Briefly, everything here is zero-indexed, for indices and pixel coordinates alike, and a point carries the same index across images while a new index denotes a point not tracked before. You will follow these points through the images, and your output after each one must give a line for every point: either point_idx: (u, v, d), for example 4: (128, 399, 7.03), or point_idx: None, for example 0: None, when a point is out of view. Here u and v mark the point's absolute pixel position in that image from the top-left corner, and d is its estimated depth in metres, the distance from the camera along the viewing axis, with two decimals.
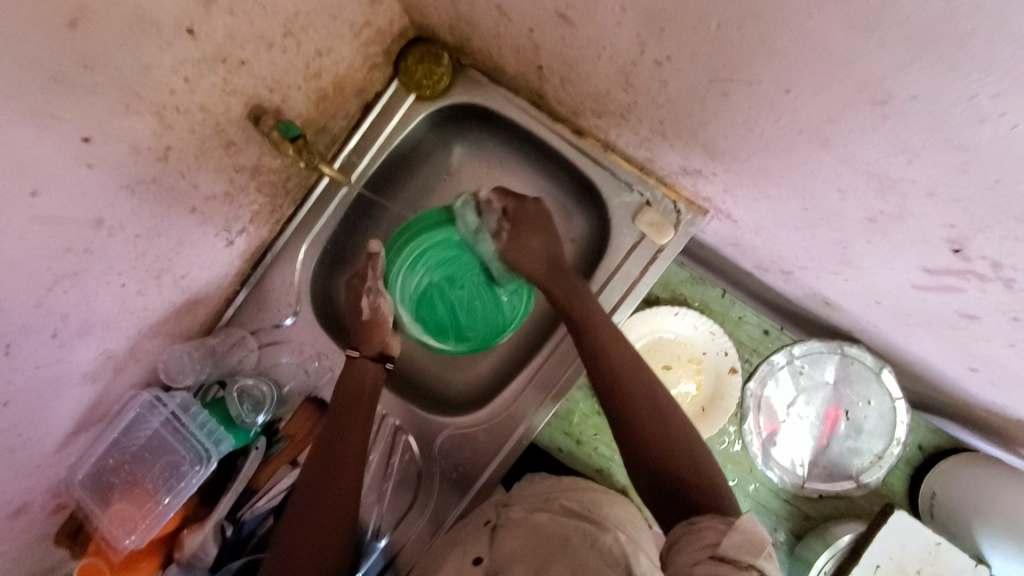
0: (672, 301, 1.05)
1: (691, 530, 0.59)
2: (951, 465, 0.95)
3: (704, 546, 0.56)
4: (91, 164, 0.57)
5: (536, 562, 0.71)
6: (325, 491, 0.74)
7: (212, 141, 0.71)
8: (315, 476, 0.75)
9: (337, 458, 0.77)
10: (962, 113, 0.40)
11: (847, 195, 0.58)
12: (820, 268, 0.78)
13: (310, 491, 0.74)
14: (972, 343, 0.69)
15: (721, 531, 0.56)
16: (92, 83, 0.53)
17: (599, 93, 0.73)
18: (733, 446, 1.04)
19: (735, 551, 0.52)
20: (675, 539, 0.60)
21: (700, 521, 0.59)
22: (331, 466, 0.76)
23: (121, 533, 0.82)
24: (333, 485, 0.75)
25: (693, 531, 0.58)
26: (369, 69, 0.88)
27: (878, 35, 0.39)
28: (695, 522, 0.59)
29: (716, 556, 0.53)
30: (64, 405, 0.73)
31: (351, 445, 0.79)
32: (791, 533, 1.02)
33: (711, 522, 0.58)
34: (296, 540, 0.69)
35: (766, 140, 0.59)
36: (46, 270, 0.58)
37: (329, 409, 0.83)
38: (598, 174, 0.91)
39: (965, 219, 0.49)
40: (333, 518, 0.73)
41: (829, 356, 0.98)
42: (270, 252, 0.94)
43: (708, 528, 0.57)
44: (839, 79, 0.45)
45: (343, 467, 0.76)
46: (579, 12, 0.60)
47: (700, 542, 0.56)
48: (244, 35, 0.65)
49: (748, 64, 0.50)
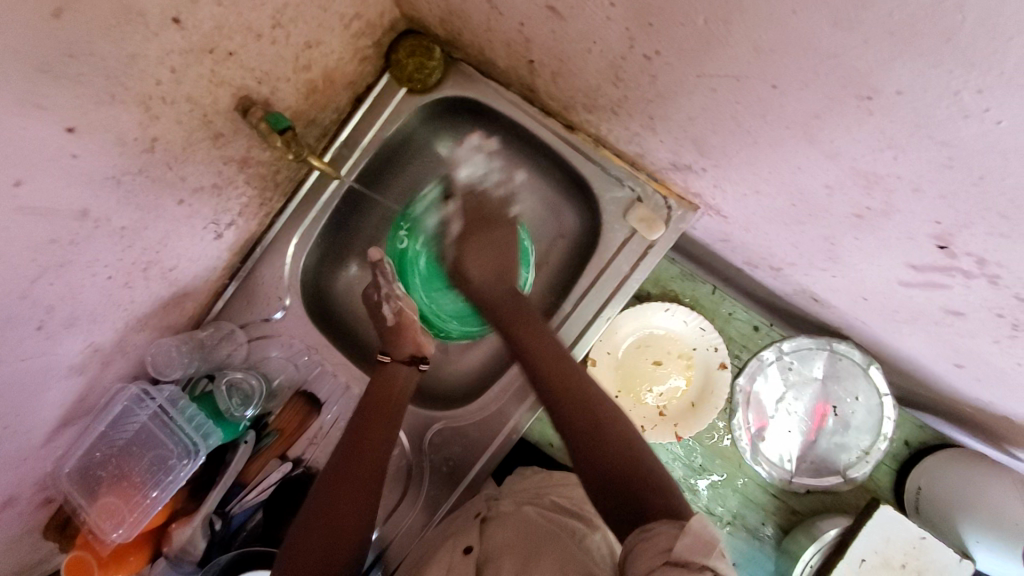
0: (663, 297, 1.07)
1: (647, 535, 0.54)
2: (933, 459, 0.96)
3: (658, 552, 0.51)
4: (76, 155, 0.57)
5: (526, 555, 0.70)
6: (338, 502, 0.73)
7: (200, 133, 0.70)
8: (330, 480, 0.75)
9: (358, 457, 0.77)
10: (945, 109, 0.40)
11: (833, 191, 0.58)
12: (808, 264, 0.79)
13: (321, 493, 0.74)
14: (956, 338, 0.69)
15: (673, 535, 0.52)
16: (76, 73, 0.52)
17: (589, 87, 0.73)
18: (722, 441, 1.05)
19: (688, 552, 0.49)
20: (627, 551, 0.55)
21: (655, 527, 0.54)
22: (351, 470, 0.75)
23: (108, 526, 0.82)
24: (351, 484, 0.74)
25: (647, 538, 0.54)
26: (359, 62, 0.87)
27: (861, 30, 0.39)
28: (648, 530, 0.55)
29: (669, 560, 0.50)
30: (50, 398, 0.73)
31: (373, 450, 0.78)
32: (778, 528, 1.03)
33: (662, 527, 0.54)
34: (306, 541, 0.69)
35: (754, 136, 0.59)
36: (30, 262, 0.58)
37: (359, 404, 0.83)
38: (589, 169, 0.91)
39: (950, 215, 0.49)
40: (345, 522, 0.71)
41: (818, 352, 0.99)
42: (260, 245, 0.94)
43: (662, 533, 0.53)
44: (825, 75, 0.45)
45: (354, 474, 0.75)
46: (568, 5, 0.60)
47: (655, 547, 0.52)
48: (232, 25, 0.64)
49: (736, 59, 0.50)
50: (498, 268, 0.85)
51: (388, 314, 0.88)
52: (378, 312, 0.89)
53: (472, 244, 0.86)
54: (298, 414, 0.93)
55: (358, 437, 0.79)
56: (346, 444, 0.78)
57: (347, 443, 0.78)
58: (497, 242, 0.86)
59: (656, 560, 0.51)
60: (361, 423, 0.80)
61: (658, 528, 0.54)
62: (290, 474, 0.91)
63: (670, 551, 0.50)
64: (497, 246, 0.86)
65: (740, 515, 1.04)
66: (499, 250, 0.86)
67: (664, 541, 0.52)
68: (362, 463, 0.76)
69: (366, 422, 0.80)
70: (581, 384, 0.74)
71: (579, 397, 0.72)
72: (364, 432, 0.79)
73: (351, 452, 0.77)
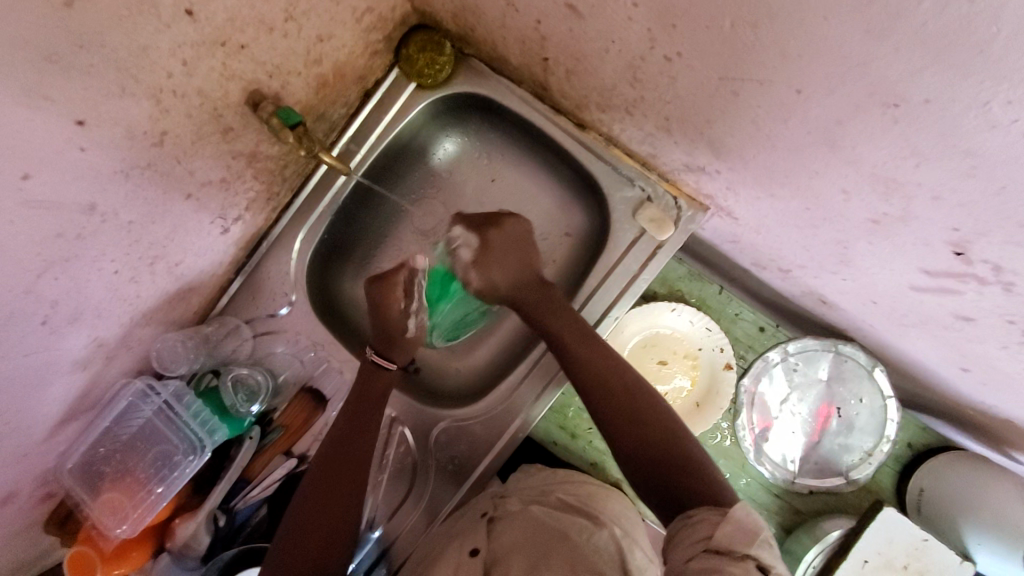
0: (669, 296, 1.07)
1: (690, 522, 0.57)
2: (937, 460, 0.96)
3: (698, 539, 0.54)
4: (84, 148, 0.56)
5: (536, 555, 0.71)
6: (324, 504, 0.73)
7: (209, 127, 0.69)
8: (315, 485, 0.74)
9: (343, 461, 0.76)
10: (975, 118, 0.40)
11: (851, 196, 0.58)
12: (819, 267, 0.78)
13: (312, 493, 0.73)
14: (966, 344, 0.69)
15: (715, 522, 0.55)
16: (87, 64, 0.51)
17: (603, 86, 0.73)
18: (725, 441, 1.06)
19: (728, 540, 0.51)
20: (671, 534, 0.58)
21: (697, 514, 0.58)
22: (342, 468, 0.76)
23: (111, 522, 0.82)
24: (339, 485, 0.74)
25: (689, 525, 0.57)
26: (369, 56, 0.86)
27: (893, 38, 0.38)
28: (691, 516, 0.58)
29: (709, 547, 0.52)
30: (54, 392, 0.72)
31: (354, 455, 0.77)
32: (781, 527, 1.04)
33: (704, 514, 0.57)
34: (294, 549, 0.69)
35: (774, 140, 0.59)
36: (36, 256, 0.57)
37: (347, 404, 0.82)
38: (599, 169, 0.91)
39: (970, 223, 0.49)
40: (336, 521, 0.73)
41: (823, 354, 0.99)
42: (266, 239, 0.93)
43: (706, 519, 0.56)
44: (852, 81, 0.44)
45: (344, 470, 0.76)
46: (589, 4, 0.59)
47: (696, 534, 0.55)
48: (244, 18, 0.63)
49: (761, 63, 0.50)
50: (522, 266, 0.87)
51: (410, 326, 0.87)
52: (400, 321, 0.86)
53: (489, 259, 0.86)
54: (303, 411, 0.92)
55: (338, 448, 0.77)
56: (334, 441, 0.78)
57: (333, 441, 0.78)
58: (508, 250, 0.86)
59: (698, 546, 0.53)
60: (343, 420, 0.80)
61: (700, 514, 0.57)
62: (294, 471, 0.90)
63: (711, 539, 0.53)
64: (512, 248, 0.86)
65: None
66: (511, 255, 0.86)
67: (707, 527, 0.55)
68: (342, 470, 0.76)
69: (353, 418, 0.80)
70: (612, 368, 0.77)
71: (619, 390, 0.75)
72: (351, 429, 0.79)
73: (334, 458, 0.76)
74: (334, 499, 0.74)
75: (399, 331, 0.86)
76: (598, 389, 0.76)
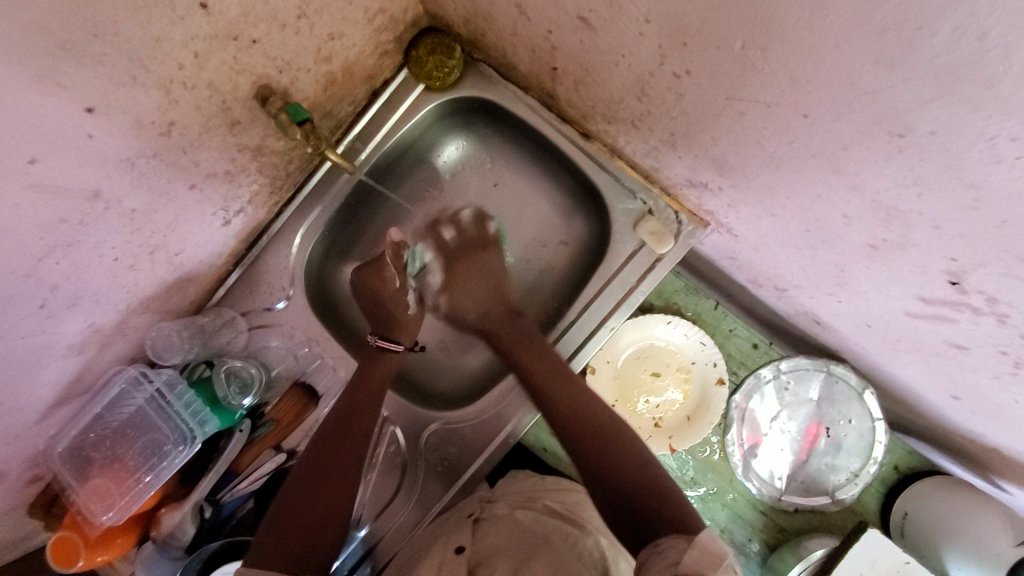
0: (665, 309, 1.08)
1: (655, 552, 0.57)
2: (922, 484, 0.97)
3: (666, 565, 0.54)
4: (92, 135, 0.56)
5: (519, 557, 0.71)
6: (317, 484, 0.72)
7: (218, 119, 0.69)
8: (309, 469, 0.74)
9: (339, 446, 0.76)
10: (977, 152, 0.40)
11: (851, 221, 0.59)
12: (815, 288, 0.79)
13: (301, 480, 0.72)
14: (957, 372, 0.70)
15: (682, 548, 0.55)
16: (101, 52, 0.51)
17: (611, 99, 0.74)
18: (714, 455, 1.06)
19: (695, 566, 0.52)
20: (639, 562, 0.57)
21: (663, 541, 0.57)
22: (333, 460, 0.75)
23: (98, 508, 0.81)
24: (333, 466, 0.74)
25: (658, 553, 0.56)
26: (380, 56, 0.86)
27: (898, 71, 0.39)
28: (658, 544, 0.57)
29: (676, 572, 0.53)
30: (48, 375, 0.72)
31: (351, 442, 0.77)
32: (765, 544, 1.04)
33: (670, 541, 0.57)
34: (286, 524, 0.67)
35: (777, 161, 0.60)
36: (38, 240, 0.57)
37: (347, 390, 0.83)
38: (603, 179, 0.91)
39: (967, 254, 0.50)
40: (327, 505, 0.71)
41: (815, 373, 1.00)
42: (267, 233, 0.93)
43: (671, 546, 0.56)
44: (858, 109, 0.45)
45: (332, 467, 0.74)
46: (600, 18, 0.60)
47: (662, 562, 0.55)
48: (258, 13, 0.63)
49: (768, 85, 0.51)
50: (485, 298, 0.92)
51: (411, 303, 0.93)
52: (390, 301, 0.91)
53: (457, 283, 0.93)
54: (295, 405, 0.91)
55: (337, 435, 0.77)
56: (322, 437, 0.77)
57: (331, 426, 0.79)
58: (473, 276, 0.93)
59: (665, 571, 0.53)
60: (344, 411, 0.80)
61: (667, 541, 0.57)
62: (284, 465, 0.90)
63: (678, 564, 0.53)
64: (485, 275, 0.92)
65: (728, 529, 1.05)
66: (477, 283, 0.92)
67: (672, 553, 0.55)
68: (340, 452, 0.76)
69: (344, 422, 0.79)
70: (582, 401, 0.78)
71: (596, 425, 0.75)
72: (339, 427, 0.78)
73: (329, 445, 0.76)
74: (329, 481, 0.73)
75: (392, 312, 0.91)
76: (574, 430, 0.75)
